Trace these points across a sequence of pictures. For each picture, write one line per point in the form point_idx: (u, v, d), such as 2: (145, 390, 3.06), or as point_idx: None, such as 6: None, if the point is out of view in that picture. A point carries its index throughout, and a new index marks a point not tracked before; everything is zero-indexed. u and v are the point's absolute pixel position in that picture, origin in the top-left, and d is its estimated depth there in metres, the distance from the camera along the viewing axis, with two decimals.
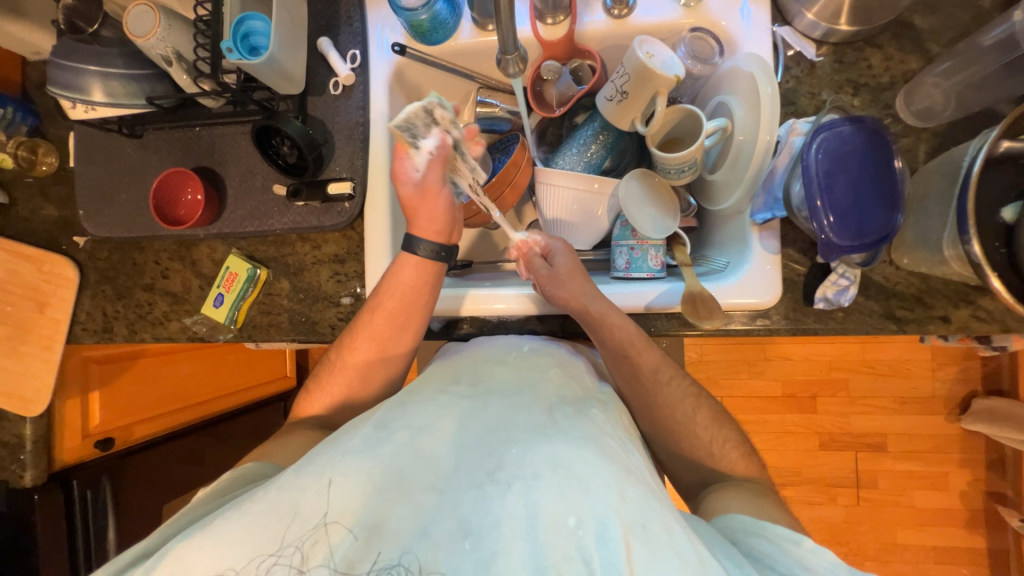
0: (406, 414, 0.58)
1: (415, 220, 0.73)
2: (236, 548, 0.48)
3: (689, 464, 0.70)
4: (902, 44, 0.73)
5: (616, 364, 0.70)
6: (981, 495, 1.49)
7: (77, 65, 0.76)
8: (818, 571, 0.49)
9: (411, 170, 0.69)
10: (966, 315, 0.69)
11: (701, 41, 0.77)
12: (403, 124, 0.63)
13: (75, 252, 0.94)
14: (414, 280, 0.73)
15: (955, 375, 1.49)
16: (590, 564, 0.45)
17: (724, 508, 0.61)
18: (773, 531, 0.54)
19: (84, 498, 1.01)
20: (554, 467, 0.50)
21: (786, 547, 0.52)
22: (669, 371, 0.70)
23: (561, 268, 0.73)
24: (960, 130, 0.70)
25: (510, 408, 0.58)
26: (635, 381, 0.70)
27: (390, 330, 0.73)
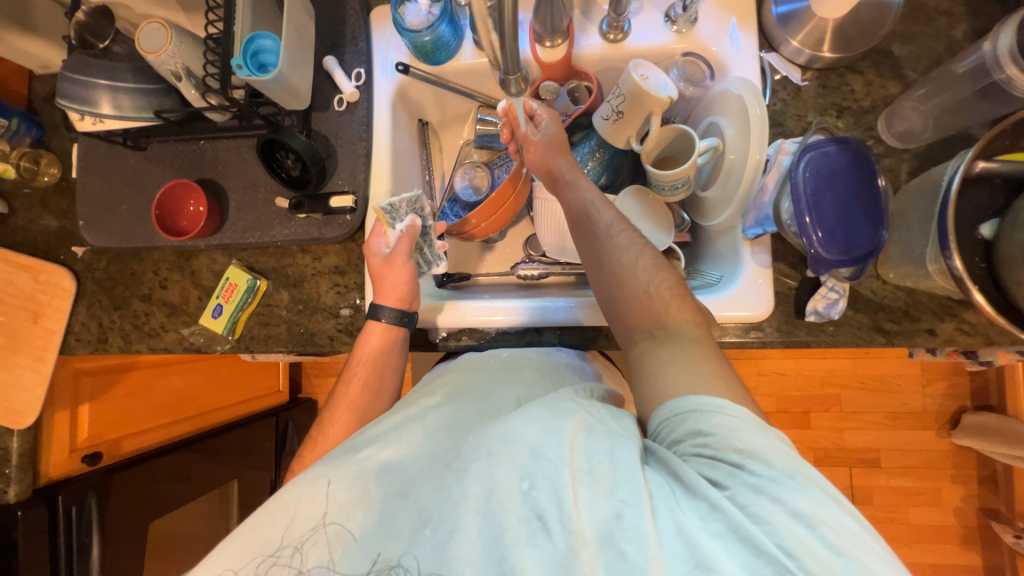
0: (375, 433, 0.58)
1: (380, 288, 0.78)
2: (238, 557, 0.49)
3: (636, 318, 0.64)
4: (881, 70, 0.77)
5: (577, 228, 0.73)
6: (974, 511, 1.50)
7: (88, 79, 0.77)
8: (767, 455, 0.45)
9: (383, 245, 0.81)
10: (951, 328, 0.71)
11: (693, 65, 0.81)
12: (388, 207, 0.80)
13: (74, 263, 0.94)
14: (382, 345, 0.77)
15: (944, 390, 1.51)
16: (543, 517, 0.44)
17: (661, 393, 0.55)
18: (698, 403, 0.50)
19: (69, 515, 0.96)
20: (504, 443, 0.49)
21: (736, 432, 0.47)
22: (623, 226, 0.71)
23: (546, 134, 0.80)
24: (939, 152, 0.73)
25: (481, 410, 0.61)
26: (590, 237, 0.71)
27: (366, 399, 0.76)
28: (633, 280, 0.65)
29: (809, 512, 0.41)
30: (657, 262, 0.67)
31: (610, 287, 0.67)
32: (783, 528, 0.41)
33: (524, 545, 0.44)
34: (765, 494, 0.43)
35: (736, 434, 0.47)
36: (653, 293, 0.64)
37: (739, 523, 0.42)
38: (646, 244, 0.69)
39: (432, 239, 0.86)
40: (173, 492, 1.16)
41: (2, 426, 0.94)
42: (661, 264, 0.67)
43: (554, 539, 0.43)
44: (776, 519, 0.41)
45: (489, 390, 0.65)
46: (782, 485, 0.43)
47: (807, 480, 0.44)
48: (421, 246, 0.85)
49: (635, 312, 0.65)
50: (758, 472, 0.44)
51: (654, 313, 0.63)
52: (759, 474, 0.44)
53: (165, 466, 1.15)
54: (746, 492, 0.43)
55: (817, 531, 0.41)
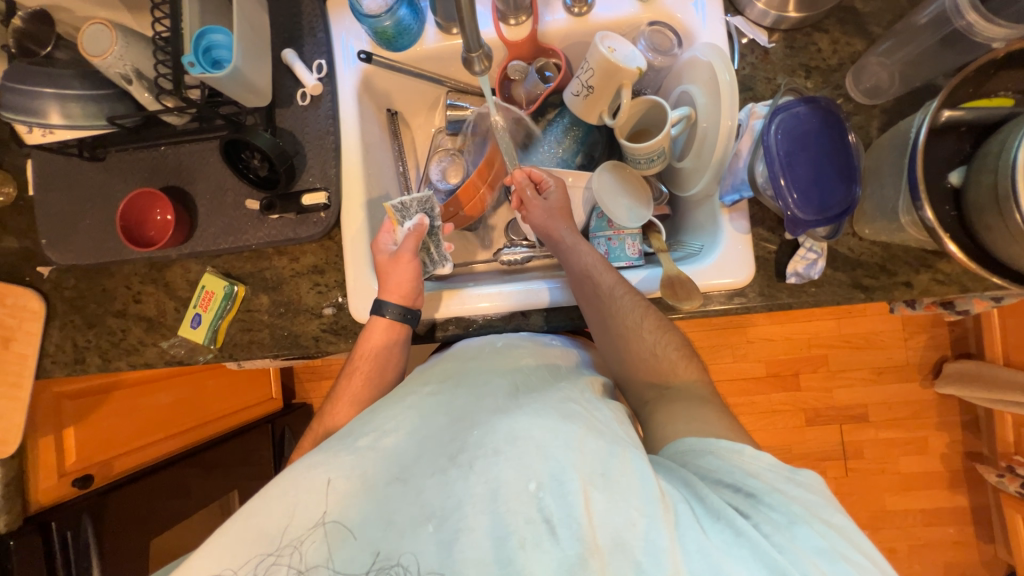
0: (372, 421, 0.57)
1: (385, 284, 0.77)
2: (234, 550, 0.47)
3: (645, 376, 0.68)
4: (846, 27, 0.77)
5: (580, 291, 0.73)
6: (959, 455, 1.56)
7: (32, 88, 0.74)
8: (786, 491, 0.48)
9: (389, 243, 0.80)
10: (927, 279, 0.73)
11: (660, 34, 0.80)
12: (399, 206, 0.81)
13: (40, 283, 0.90)
14: (384, 341, 0.76)
15: (925, 343, 1.56)
16: (550, 521, 0.45)
17: (671, 434, 0.58)
18: (719, 445, 0.52)
19: (65, 540, 0.94)
20: (510, 440, 0.50)
21: (755, 471, 0.49)
22: (624, 288, 0.71)
23: (549, 202, 0.81)
24: (906, 104, 0.74)
25: (479, 399, 0.59)
26: (594, 300, 0.71)
27: (367, 392, 0.75)
28: (640, 342, 0.68)
29: (828, 551, 0.43)
30: (660, 323, 0.69)
31: (618, 350, 0.70)
32: (806, 559, 0.42)
33: (530, 547, 0.44)
34: (788, 528, 0.44)
35: (756, 476, 0.49)
36: (660, 355, 0.68)
37: (766, 553, 0.42)
38: (648, 305, 0.70)
39: (439, 239, 0.84)
40: (172, 507, 1.14)
41: None
42: (665, 325, 0.69)
43: (564, 544, 0.44)
44: (798, 552, 0.43)
45: (485, 375, 0.64)
46: (802, 523, 0.45)
47: (825, 520, 0.45)
48: (428, 244, 0.84)
49: (644, 371, 0.68)
50: (778, 509, 0.46)
51: (661, 372, 0.67)
52: (779, 511, 0.46)
53: (163, 483, 1.13)
54: (770, 526, 0.45)
55: (839, 566, 0.42)
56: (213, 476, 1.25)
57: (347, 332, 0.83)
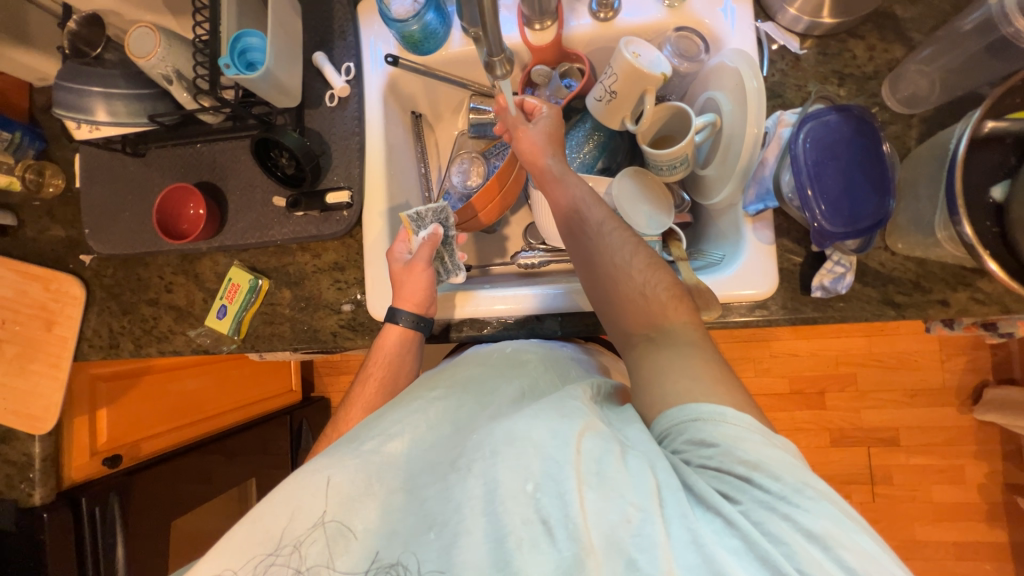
0: (380, 424, 0.57)
1: (398, 293, 0.78)
2: (237, 552, 0.48)
3: (634, 321, 0.63)
4: (884, 34, 0.74)
5: (568, 227, 0.72)
6: (999, 487, 1.46)
7: (82, 87, 0.79)
8: (775, 461, 0.45)
9: (404, 253, 0.80)
10: (965, 298, 0.69)
11: (687, 40, 0.79)
12: (414, 215, 0.81)
13: (83, 271, 0.96)
14: (397, 347, 0.77)
15: (964, 366, 1.47)
16: (547, 522, 0.44)
17: (660, 400, 0.54)
18: (701, 412, 0.49)
19: (92, 516, 0.98)
20: (509, 441, 0.49)
21: (744, 439, 0.46)
22: (614, 224, 0.69)
23: (538, 125, 0.79)
24: (948, 114, 0.71)
25: (483, 403, 0.60)
26: (581, 235, 0.70)
27: (381, 399, 0.76)
28: (629, 281, 0.64)
29: (818, 526, 0.41)
30: (651, 261, 0.65)
31: (604, 290, 0.66)
32: (800, 550, 0.40)
33: (527, 549, 0.43)
34: (779, 512, 0.42)
35: (740, 444, 0.46)
36: (649, 295, 0.63)
37: (755, 542, 0.41)
38: (640, 243, 0.68)
39: (453, 249, 0.85)
40: (193, 490, 1.18)
41: (23, 430, 0.96)
42: (657, 264, 0.65)
43: (560, 546, 0.43)
44: (788, 535, 0.41)
45: (491, 380, 0.65)
46: (795, 501, 0.42)
47: (817, 494, 0.43)
48: (443, 254, 0.84)
49: (632, 314, 0.63)
50: (767, 487, 0.43)
51: (650, 315, 0.62)
52: (768, 490, 0.43)
53: (185, 466, 1.17)
54: (759, 508, 0.43)
55: (832, 553, 0.40)
56: (232, 463, 1.29)
57: (365, 328, 0.84)
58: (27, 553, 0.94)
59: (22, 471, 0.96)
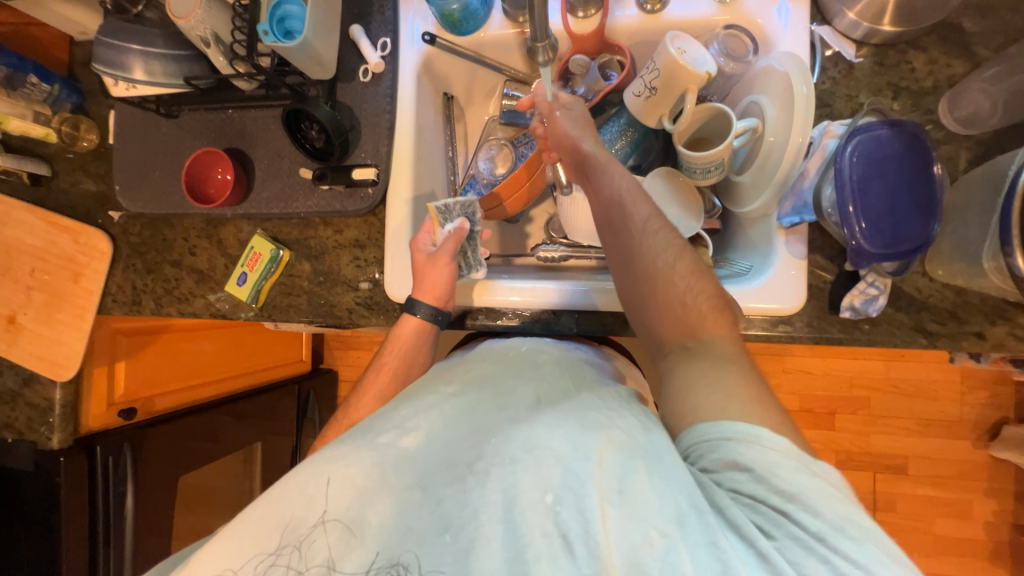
0: (396, 418, 0.57)
1: (419, 284, 0.78)
2: (240, 548, 0.49)
3: (670, 330, 0.62)
4: (948, 47, 0.70)
5: (609, 220, 0.70)
6: (1006, 527, 1.43)
7: (121, 44, 0.79)
8: (816, 493, 0.44)
9: (428, 244, 0.79)
10: (1003, 333, 0.66)
11: (735, 39, 0.76)
12: (442, 207, 0.79)
13: (110, 226, 0.97)
14: (412, 337, 0.78)
15: (985, 400, 1.43)
16: (567, 537, 0.44)
17: (692, 412, 0.53)
18: (735, 431, 0.48)
19: (106, 465, 1.02)
20: (530, 449, 0.49)
21: (783, 469, 0.45)
22: (659, 224, 0.67)
23: (577, 115, 0.77)
24: (1006, 139, 0.67)
25: (500, 406, 0.59)
26: (623, 232, 0.68)
27: (394, 387, 0.77)
28: (669, 288, 0.62)
29: (855, 569, 0.41)
30: (696, 269, 0.64)
31: (642, 293, 0.64)
32: None
33: (546, 563, 0.43)
34: (814, 550, 0.42)
35: (776, 470, 0.45)
36: (689, 305, 0.61)
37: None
38: (684, 247, 0.66)
39: (476, 244, 0.82)
40: (202, 449, 1.21)
41: (46, 376, 1.00)
42: (701, 272, 0.63)
43: (579, 563, 0.43)
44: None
45: (509, 382, 0.64)
46: (832, 539, 0.42)
47: (854, 529, 0.42)
48: (466, 248, 0.81)
49: (667, 323, 0.62)
50: (803, 524, 0.43)
51: (688, 324, 0.61)
52: (806, 527, 0.42)
53: (196, 425, 1.20)
54: (795, 547, 0.42)
55: None
56: (240, 425, 1.32)
57: (381, 307, 0.85)
58: (42, 493, 0.97)
59: (43, 415, 1.00)
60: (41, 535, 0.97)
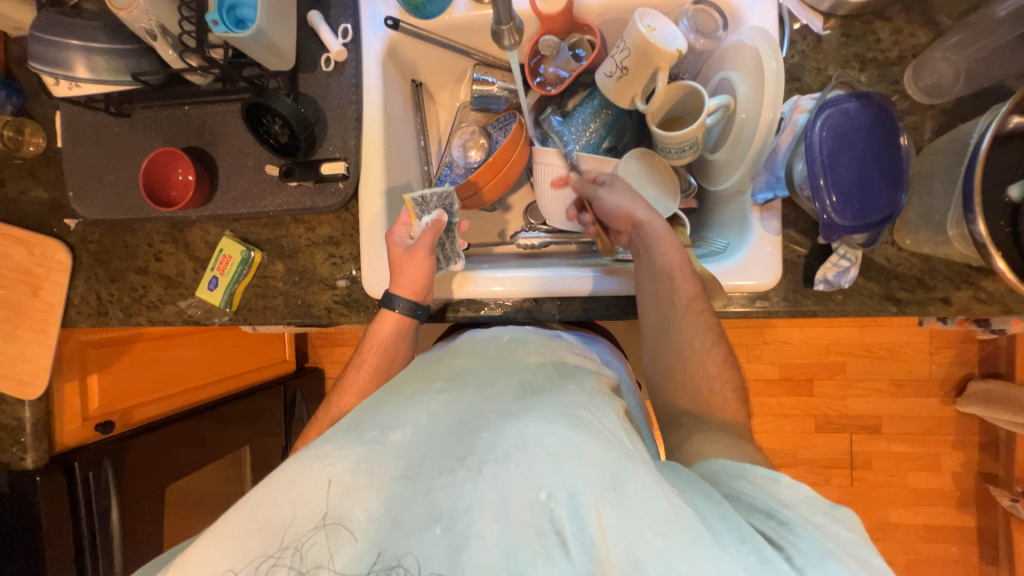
0: (380, 416, 0.56)
1: (397, 279, 0.76)
2: (237, 549, 0.47)
3: (684, 403, 0.68)
4: (911, 16, 0.71)
5: (653, 288, 0.69)
6: (972, 475, 1.51)
7: (59, 40, 0.74)
8: (831, 531, 0.46)
9: (405, 237, 0.78)
10: (967, 297, 0.68)
11: (704, 14, 0.75)
12: (419, 199, 0.77)
13: (67, 235, 0.92)
14: (392, 333, 0.76)
15: (951, 358, 1.49)
16: (562, 534, 0.45)
17: (707, 454, 0.59)
18: (750, 471, 0.53)
19: (87, 480, 0.99)
20: (521, 446, 0.49)
21: (801, 505, 0.48)
22: (700, 306, 0.68)
23: (617, 188, 0.76)
24: (968, 106, 0.68)
25: (485, 397, 0.58)
26: (667, 304, 0.68)
27: (373, 386, 0.75)
28: (698, 375, 0.68)
29: None
30: (723, 360, 0.68)
31: (670, 373, 0.70)
32: None
33: (541, 562, 0.44)
34: (823, 564, 0.43)
35: (792, 506, 0.48)
36: (714, 391, 0.67)
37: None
38: (717, 334, 0.69)
39: (455, 236, 0.82)
40: (187, 456, 1.19)
41: (12, 396, 0.96)
42: (718, 343, 0.69)
43: (574, 561, 0.43)
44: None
45: (494, 373, 0.63)
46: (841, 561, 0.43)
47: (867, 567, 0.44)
48: (443, 241, 0.80)
49: (684, 400, 0.69)
50: (809, 541, 0.45)
51: (703, 407, 0.67)
52: (813, 544, 0.45)
53: (179, 433, 1.17)
54: (806, 559, 0.43)
55: None
56: (226, 430, 1.30)
57: (360, 305, 0.83)
58: (20, 514, 0.94)
59: (13, 435, 0.96)
60: (23, 556, 0.95)
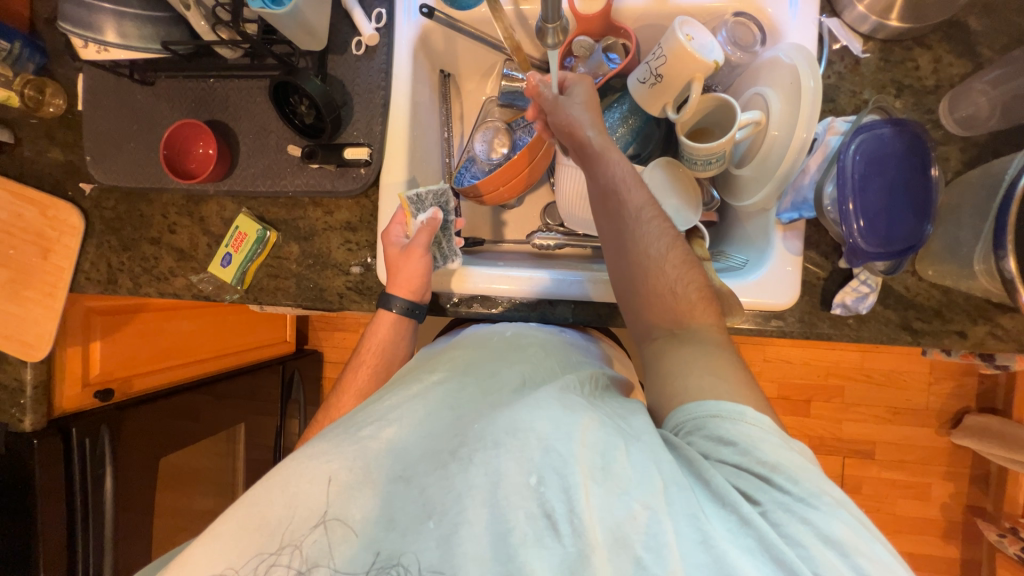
0: (375, 412, 0.56)
1: (394, 278, 0.75)
2: (235, 548, 0.47)
3: (655, 316, 0.62)
4: (952, 46, 0.70)
5: (604, 207, 0.66)
6: (961, 508, 1.52)
7: (91, 2, 0.74)
8: (798, 466, 0.46)
9: (401, 236, 0.77)
10: (983, 332, 0.68)
11: (743, 27, 0.75)
12: (414, 197, 0.76)
13: (81, 200, 0.92)
14: (390, 335, 0.76)
15: (950, 390, 1.50)
16: (551, 517, 0.44)
17: (681, 391, 0.54)
18: (720, 409, 0.50)
19: (83, 446, 0.99)
20: (512, 433, 0.49)
21: (767, 441, 0.47)
22: (653, 212, 0.65)
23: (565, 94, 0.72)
24: (1001, 142, 0.68)
25: (484, 390, 0.59)
26: (617, 220, 0.65)
27: (374, 387, 0.75)
28: (662, 277, 0.62)
29: (835, 534, 0.41)
30: (686, 258, 0.63)
31: (634, 281, 0.63)
32: (817, 553, 0.41)
33: (530, 544, 0.44)
34: (798, 514, 0.42)
35: (760, 445, 0.47)
36: (679, 294, 0.61)
37: (774, 542, 0.41)
38: (677, 236, 0.64)
39: (451, 234, 0.82)
40: (183, 429, 1.19)
41: (15, 356, 0.95)
42: (690, 261, 0.63)
43: (564, 542, 0.43)
44: (807, 538, 0.41)
45: (493, 365, 0.64)
46: (814, 503, 0.43)
47: (840, 506, 0.43)
48: (439, 239, 0.80)
49: (655, 310, 0.62)
50: (786, 489, 0.44)
51: (677, 313, 0.61)
52: (787, 492, 0.44)
53: (177, 405, 1.17)
54: (779, 510, 0.43)
55: (849, 558, 0.40)
56: (222, 405, 1.29)
57: (372, 292, 0.82)
58: (14, 476, 0.94)
59: (13, 396, 0.96)
60: (15, 518, 0.94)
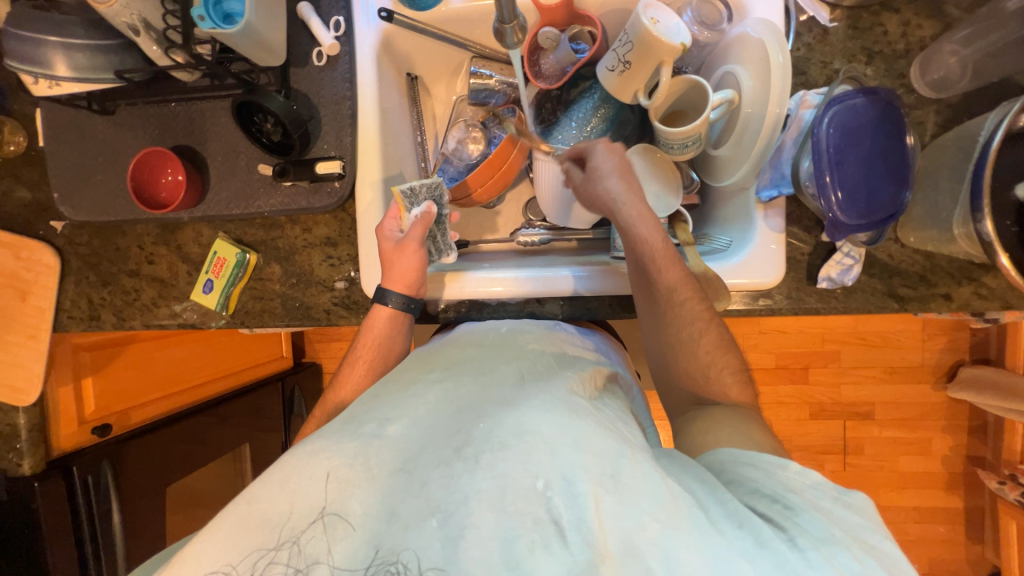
0: (376, 409, 0.56)
1: (389, 273, 0.74)
2: (234, 546, 0.46)
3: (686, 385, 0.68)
4: (918, 7, 0.70)
5: (638, 281, 0.69)
6: (961, 459, 1.55)
7: (36, 36, 0.71)
8: (831, 513, 0.46)
9: (395, 231, 0.76)
10: (968, 293, 0.69)
11: (708, 5, 0.74)
12: (407, 191, 0.75)
13: (54, 238, 0.90)
14: (386, 328, 0.75)
15: (943, 345, 1.51)
16: (559, 523, 0.44)
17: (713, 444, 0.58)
18: (762, 459, 0.52)
19: (86, 484, 0.98)
20: (519, 435, 0.49)
21: (801, 489, 0.48)
22: (687, 292, 0.66)
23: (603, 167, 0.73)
24: (974, 100, 0.67)
25: (483, 385, 0.59)
26: (649, 297, 0.68)
27: (371, 380, 0.74)
28: (692, 361, 0.66)
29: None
30: (720, 343, 0.66)
31: (664, 353, 0.69)
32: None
33: (538, 551, 0.43)
34: (823, 548, 0.43)
35: (796, 491, 0.48)
36: (712, 376, 0.66)
37: (791, 564, 0.41)
38: (711, 318, 0.66)
39: (445, 228, 0.81)
40: (188, 455, 1.19)
41: (7, 403, 0.94)
42: (724, 345, 0.66)
43: (573, 550, 0.43)
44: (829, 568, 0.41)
45: (494, 361, 0.63)
46: (839, 545, 0.43)
47: (869, 553, 0.43)
48: (435, 234, 0.79)
49: (684, 381, 0.68)
50: (813, 525, 0.45)
51: (704, 389, 0.66)
52: (814, 529, 0.45)
53: (178, 433, 1.17)
54: (802, 541, 0.44)
55: None
56: (224, 427, 1.29)
57: (360, 306, 0.82)
58: (20, 521, 0.93)
59: (9, 442, 0.95)
60: (26, 561, 0.94)
